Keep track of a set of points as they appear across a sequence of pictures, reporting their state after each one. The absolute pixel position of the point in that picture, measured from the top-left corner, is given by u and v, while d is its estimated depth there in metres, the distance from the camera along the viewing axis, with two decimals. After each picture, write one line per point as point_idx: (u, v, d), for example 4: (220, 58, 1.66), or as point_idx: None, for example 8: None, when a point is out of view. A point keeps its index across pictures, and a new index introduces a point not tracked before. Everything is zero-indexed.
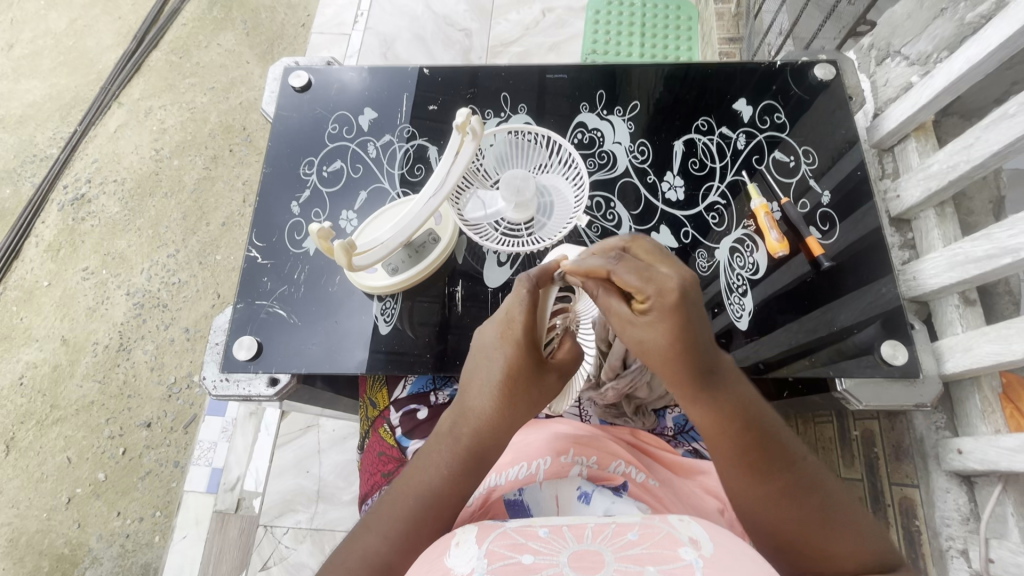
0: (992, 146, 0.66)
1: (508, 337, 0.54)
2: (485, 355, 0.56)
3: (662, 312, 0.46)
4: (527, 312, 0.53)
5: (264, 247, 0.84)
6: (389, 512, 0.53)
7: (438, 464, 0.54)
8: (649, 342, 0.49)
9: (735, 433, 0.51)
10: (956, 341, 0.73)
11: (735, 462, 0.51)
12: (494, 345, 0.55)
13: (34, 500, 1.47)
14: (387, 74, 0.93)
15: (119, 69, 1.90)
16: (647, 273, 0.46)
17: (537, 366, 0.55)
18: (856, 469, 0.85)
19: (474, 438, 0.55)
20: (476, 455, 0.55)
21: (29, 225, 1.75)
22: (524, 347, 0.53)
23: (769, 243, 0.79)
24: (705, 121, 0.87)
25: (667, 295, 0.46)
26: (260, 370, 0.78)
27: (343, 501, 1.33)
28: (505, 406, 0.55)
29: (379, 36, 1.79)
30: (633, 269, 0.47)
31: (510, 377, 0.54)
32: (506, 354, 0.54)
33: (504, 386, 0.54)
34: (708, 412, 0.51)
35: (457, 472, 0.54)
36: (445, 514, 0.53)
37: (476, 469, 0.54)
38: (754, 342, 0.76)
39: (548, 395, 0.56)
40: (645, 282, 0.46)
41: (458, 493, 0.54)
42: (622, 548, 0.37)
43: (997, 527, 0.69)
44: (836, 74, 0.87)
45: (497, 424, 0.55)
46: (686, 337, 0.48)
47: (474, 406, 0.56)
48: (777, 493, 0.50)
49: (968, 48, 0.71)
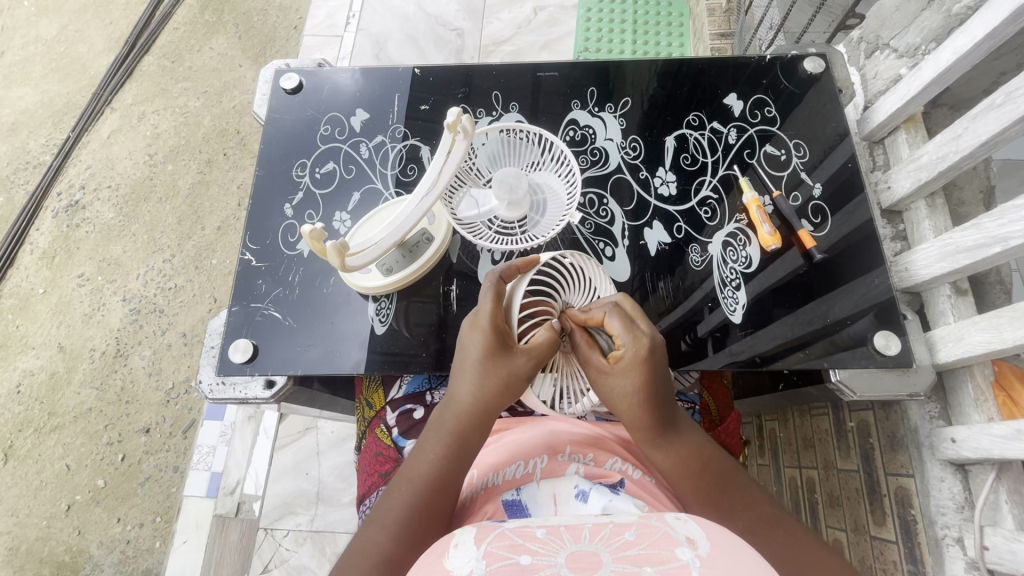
0: (980, 137, 0.67)
1: (476, 327, 0.57)
2: (461, 350, 0.59)
3: (633, 359, 0.54)
4: (494, 300, 0.56)
5: (258, 250, 0.84)
6: (385, 505, 0.54)
7: (426, 451, 0.56)
8: (622, 389, 0.55)
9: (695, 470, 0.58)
10: (948, 330, 0.73)
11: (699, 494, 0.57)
12: (467, 334, 0.58)
13: (33, 508, 1.47)
14: (378, 75, 0.93)
15: (111, 75, 1.89)
16: (633, 329, 0.55)
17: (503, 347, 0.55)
18: (852, 460, 0.87)
19: (458, 422, 0.57)
20: (461, 437, 0.57)
21: (23, 232, 1.74)
22: (492, 331, 0.55)
23: (761, 237, 0.80)
24: (696, 116, 0.87)
25: (639, 346, 0.54)
26: (256, 373, 0.78)
27: (343, 503, 1.33)
28: (483, 385, 0.56)
29: (371, 37, 1.79)
30: (620, 318, 0.55)
31: (484, 359, 0.56)
32: (479, 339, 0.57)
33: (479, 368, 0.56)
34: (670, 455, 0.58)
35: (444, 452, 0.56)
36: (437, 498, 0.54)
37: (462, 454, 0.56)
38: (749, 335, 0.77)
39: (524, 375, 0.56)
40: (625, 333, 0.54)
41: (448, 476, 0.55)
42: (619, 548, 0.38)
43: (991, 515, 0.70)
44: (826, 67, 0.87)
45: (477, 407, 0.57)
46: (650, 387, 0.55)
47: (455, 396, 0.58)
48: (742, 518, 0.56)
49: (955, 40, 0.71)
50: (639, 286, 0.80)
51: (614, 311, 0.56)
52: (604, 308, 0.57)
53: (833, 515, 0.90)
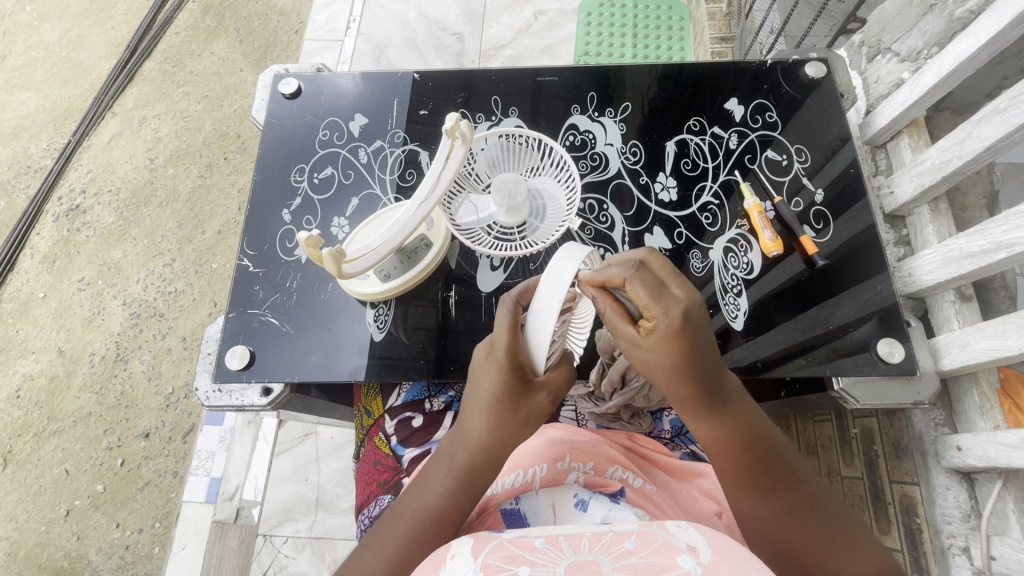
0: (984, 142, 0.66)
1: (491, 357, 0.53)
2: (474, 378, 0.54)
3: (666, 330, 0.45)
4: (509, 334, 0.51)
5: (256, 255, 0.83)
6: (386, 530, 0.53)
7: (432, 482, 0.54)
8: (654, 360, 0.48)
9: (736, 449, 0.52)
10: (953, 337, 0.72)
11: (734, 475, 0.52)
12: (481, 367, 0.53)
13: (32, 513, 1.46)
14: (377, 80, 0.92)
15: (113, 79, 1.89)
16: (657, 291, 0.46)
17: (526, 382, 0.52)
18: (855, 467, 0.86)
19: (468, 457, 0.53)
20: (470, 473, 0.53)
21: (23, 236, 1.74)
22: (508, 368, 0.51)
23: (763, 243, 0.79)
24: (697, 121, 0.87)
25: (673, 315, 0.45)
26: (253, 380, 0.77)
27: (342, 509, 1.32)
28: (494, 424, 0.52)
29: (372, 42, 1.79)
30: (644, 285, 0.46)
31: (498, 397, 0.52)
32: (494, 374, 0.52)
33: (493, 406, 0.52)
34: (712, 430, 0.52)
35: (453, 486, 0.53)
36: (438, 533, 0.52)
37: (470, 487, 0.53)
38: (752, 342, 0.76)
39: (538, 415, 0.53)
40: (652, 300, 0.46)
41: (455, 510, 0.53)
42: (619, 557, 0.37)
43: (998, 524, 0.68)
44: (827, 72, 0.87)
45: (493, 443, 0.53)
46: (688, 359, 0.47)
47: (467, 427, 0.54)
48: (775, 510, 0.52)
49: (958, 44, 0.71)
50: None
51: (636, 274, 0.46)
52: (623, 270, 0.46)
53: None
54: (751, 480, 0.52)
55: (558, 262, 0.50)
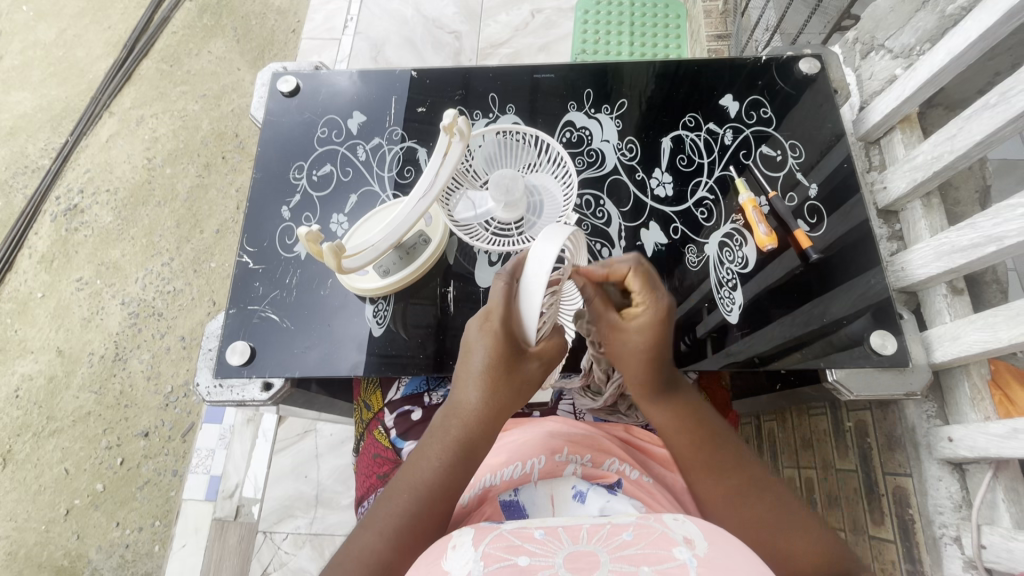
0: (975, 137, 0.67)
1: (486, 328, 0.54)
2: (468, 349, 0.56)
3: (648, 320, 0.53)
4: (505, 304, 0.51)
5: (255, 252, 0.84)
6: (384, 509, 0.53)
7: (429, 458, 0.55)
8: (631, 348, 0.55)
9: (687, 432, 0.58)
10: (944, 329, 0.73)
11: (688, 458, 0.57)
12: (475, 336, 0.55)
13: (32, 513, 1.47)
14: (375, 78, 0.93)
15: (110, 79, 1.89)
16: (649, 291, 0.53)
17: (521, 352, 0.54)
18: (850, 460, 0.87)
19: (464, 429, 0.55)
20: (466, 445, 0.55)
21: (21, 236, 1.74)
22: (503, 338, 0.52)
23: (757, 237, 0.80)
24: (692, 118, 0.88)
25: (656, 309, 0.53)
26: (254, 375, 0.78)
27: (342, 505, 1.33)
28: (491, 394, 0.55)
29: (369, 40, 1.80)
30: (640, 278, 0.53)
31: (493, 366, 0.54)
32: (488, 344, 0.54)
33: (488, 374, 0.54)
34: (665, 412, 0.58)
35: (450, 459, 0.54)
36: (439, 507, 0.52)
37: (467, 459, 0.55)
38: (746, 336, 0.77)
39: (532, 383, 0.56)
40: (644, 293, 0.53)
41: (453, 482, 0.54)
42: (617, 548, 0.38)
43: (988, 513, 0.69)
44: (821, 68, 0.88)
45: (488, 412, 0.55)
46: (655, 353, 0.55)
47: (462, 398, 0.56)
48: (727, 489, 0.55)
49: (949, 40, 0.72)
50: None
51: (638, 268, 0.53)
52: (627, 263, 0.53)
53: (831, 515, 0.90)
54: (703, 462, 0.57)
55: (547, 237, 0.48)
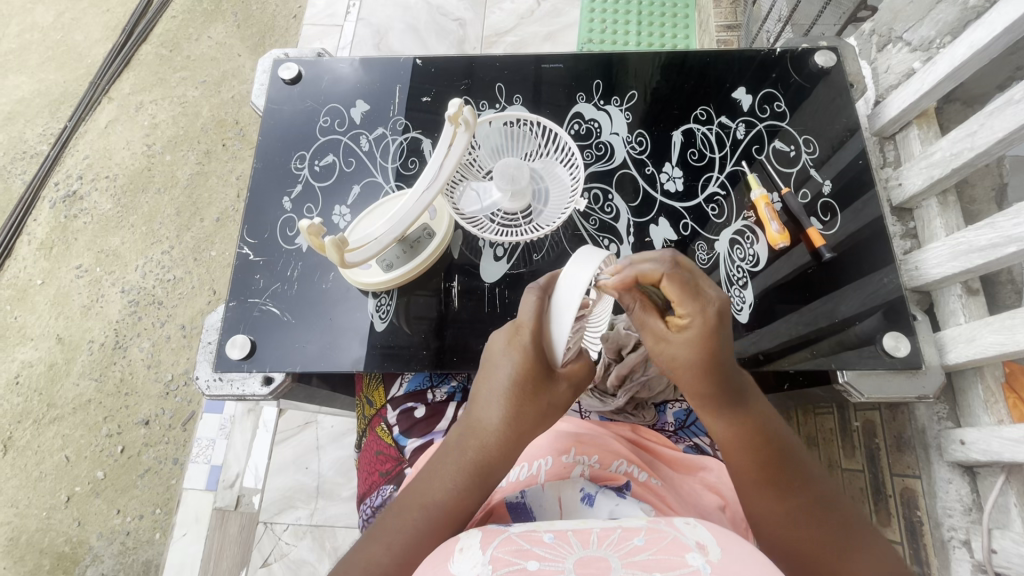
0: (997, 134, 0.65)
1: (514, 343, 0.52)
2: (493, 363, 0.54)
3: (698, 330, 0.49)
4: (535, 319, 0.50)
5: (256, 244, 0.83)
6: (392, 525, 0.52)
7: (444, 476, 0.53)
8: (682, 359, 0.51)
9: (753, 447, 0.52)
10: (959, 331, 0.71)
11: (751, 476, 0.52)
12: (501, 351, 0.53)
13: (33, 499, 1.47)
14: (379, 66, 0.91)
15: (109, 63, 1.87)
16: (689, 290, 0.49)
17: (547, 372, 0.52)
18: (857, 460, 0.86)
19: (483, 449, 0.53)
20: (484, 466, 0.53)
21: (20, 222, 1.73)
22: (531, 353, 0.51)
23: (769, 235, 0.78)
24: (704, 110, 0.86)
25: (706, 317, 0.49)
26: (254, 370, 0.77)
27: (342, 497, 1.33)
28: (515, 414, 0.52)
29: (372, 27, 1.77)
30: (678, 285, 0.48)
31: (518, 384, 0.52)
32: (515, 359, 0.52)
33: (513, 394, 0.52)
34: (732, 424, 0.53)
35: (466, 479, 0.52)
36: (450, 528, 0.51)
37: (484, 480, 0.52)
38: (754, 334, 0.75)
39: (558, 406, 0.54)
40: (687, 297, 0.49)
41: (467, 503, 0.52)
42: (628, 553, 0.37)
43: (1000, 517, 0.68)
44: (837, 60, 0.85)
45: (509, 435, 0.53)
46: (714, 359, 0.50)
47: (483, 415, 0.53)
48: (791, 507, 0.51)
49: (972, 33, 0.70)
50: None
51: (674, 271, 0.48)
52: (659, 267, 0.48)
53: None
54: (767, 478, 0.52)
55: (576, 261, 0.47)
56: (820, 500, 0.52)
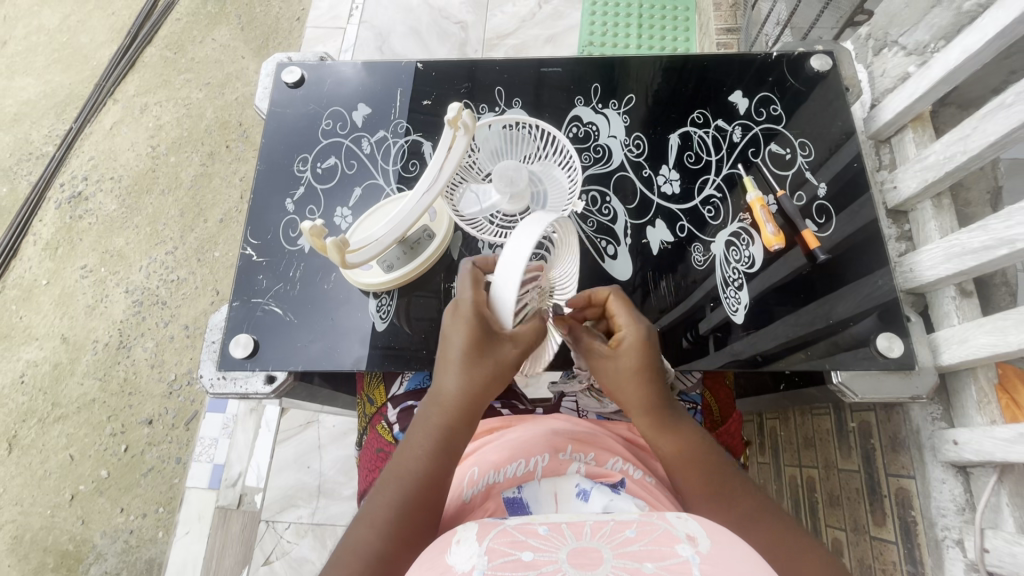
0: (989, 137, 0.66)
1: (456, 317, 0.56)
2: (443, 342, 0.57)
3: (632, 341, 0.56)
4: (472, 292, 0.56)
5: (259, 244, 0.84)
6: (371, 506, 0.52)
7: (412, 451, 0.54)
8: (623, 371, 0.56)
9: (694, 466, 0.55)
10: (952, 332, 0.72)
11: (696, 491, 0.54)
12: (447, 328, 0.56)
13: (38, 497, 1.48)
14: (380, 70, 0.92)
15: (114, 66, 1.89)
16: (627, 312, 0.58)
17: (490, 335, 0.54)
18: (853, 460, 0.87)
19: (443, 418, 0.55)
20: (448, 432, 0.54)
21: (26, 223, 1.74)
22: (470, 321, 0.54)
23: (765, 237, 0.79)
24: (701, 113, 0.86)
25: (638, 329, 0.56)
26: (257, 368, 0.78)
27: (343, 496, 1.34)
28: (465, 379, 0.54)
29: (374, 30, 1.78)
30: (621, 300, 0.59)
31: (463, 351, 0.54)
32: (456, 330, 0.55)
33: (459, 360, 0.54)
34: (671, 443, 0.56)
35: (432, 449, 0.54)
36: (424, 496, 0.52)
37: (449, 448, 0.54)
38: (748, 334, 0.76)
39: (508, 367, 0.55)
40: (625, 318, 0.57)
41: (437, 472, 0.53)
42: (620, 545, 0.38)
43: (992, 517, 0.69)
44: (834, 64, 0.86)
45: (468, 399, 0.55)
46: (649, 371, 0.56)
47: (440, 388, 0.56)
48: (736, 517, 0.52)
49: (965, 37, 0.71)
50: (641, 287, 0.79)
51: (616, 292, 0.59)
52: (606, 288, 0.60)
53: (833, 515, 0.91)
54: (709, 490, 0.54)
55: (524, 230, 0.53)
56: (766, 514, 0.53)
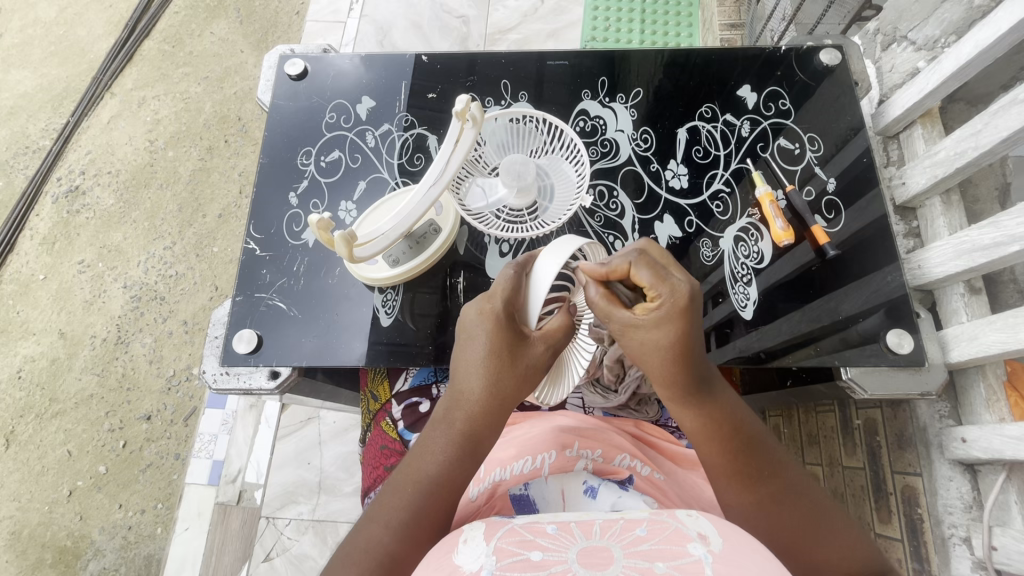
0: (1001, 133, 0.65)
1: (486, 313, 0.54)
2: (467, 336, 0.55)
3: (667, 311, 0.49)
4: (508, 287, 0.53)
5: (262, 239, 0.83)
6: (387, 502, 0.51)
7: (433, 451, 0.53)
8: (650, 343, 0.50)
9: (718, 437, 0.53)
10: (961, 329, 0.72)
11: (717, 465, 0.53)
12: (473, 323, 0.54)
13: (35, 493, 1.47)
14: (384, 62, 0.91)
15: (112, 59, 1.87)
16: (660, 273, 0.49)
17: (520, 336, 0.53)
18: (858, 457, 0.86)
19: (469, 421, 0.53)
20: (471, 436, 0.53)
21: (23, 217, 1.73)
22: (501, 319, 0.53)
23: (774, 232, 0.79)
24: (708, 108, 0.86)
25: (676, 298, 0.49)
26: (260, 364, 0.77)
27: (344, 493, 1.33)
28: (494, 382, 0.53)
29: (375, 23, 1.76)
30: (648, 268, 0.49)
31: (492, 351, 0.53)
32: (486, 329, 0.53)
33: (489, 361, 0.53)
34: (697, 418, 0.53)
35: (455, 452, 0.52)
36: (444, 500, 0.51)
37: (474, 453, 0.53)
38: (756, 331, 0.76)
39: (536, 368, 0.54)
40: (658, 281, 0.49)
41: (458, 476, 0.52)
42: (631, 544, 0.37)
43: (1000, 515, 0.69)
44: (842, 59, 0.85)
45: (493, 400, 0.53)
46: (682, 347, 0.50)
47: (464, 387, 0.54)
48: (760, 497, 0.51)
49: (976, 33, 0.70)
50: None
51: (642, 258, 0.50)
52: (628, 255, 0.50)
53: None
54: (733, 465, 0.52)
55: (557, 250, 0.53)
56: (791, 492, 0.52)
